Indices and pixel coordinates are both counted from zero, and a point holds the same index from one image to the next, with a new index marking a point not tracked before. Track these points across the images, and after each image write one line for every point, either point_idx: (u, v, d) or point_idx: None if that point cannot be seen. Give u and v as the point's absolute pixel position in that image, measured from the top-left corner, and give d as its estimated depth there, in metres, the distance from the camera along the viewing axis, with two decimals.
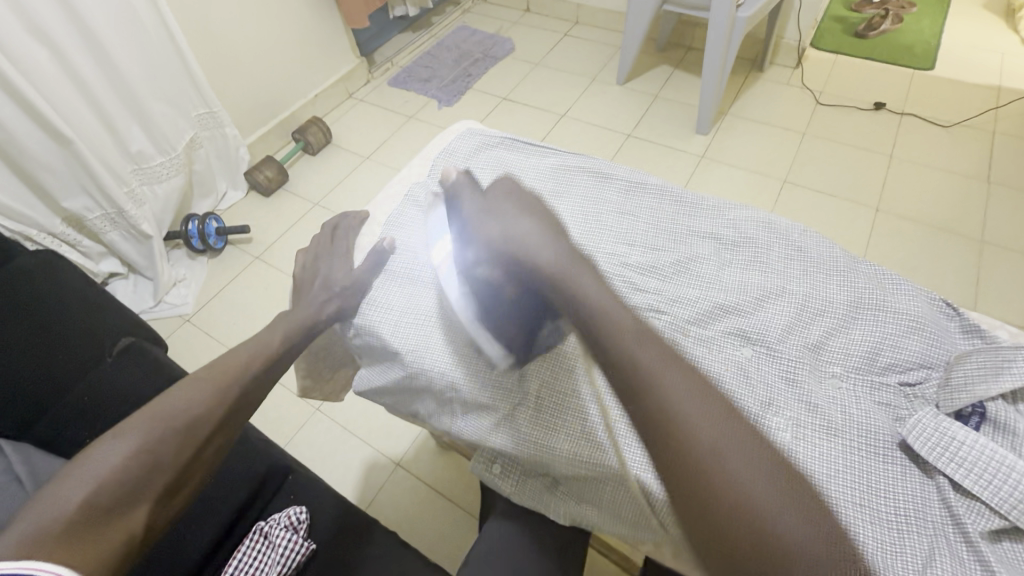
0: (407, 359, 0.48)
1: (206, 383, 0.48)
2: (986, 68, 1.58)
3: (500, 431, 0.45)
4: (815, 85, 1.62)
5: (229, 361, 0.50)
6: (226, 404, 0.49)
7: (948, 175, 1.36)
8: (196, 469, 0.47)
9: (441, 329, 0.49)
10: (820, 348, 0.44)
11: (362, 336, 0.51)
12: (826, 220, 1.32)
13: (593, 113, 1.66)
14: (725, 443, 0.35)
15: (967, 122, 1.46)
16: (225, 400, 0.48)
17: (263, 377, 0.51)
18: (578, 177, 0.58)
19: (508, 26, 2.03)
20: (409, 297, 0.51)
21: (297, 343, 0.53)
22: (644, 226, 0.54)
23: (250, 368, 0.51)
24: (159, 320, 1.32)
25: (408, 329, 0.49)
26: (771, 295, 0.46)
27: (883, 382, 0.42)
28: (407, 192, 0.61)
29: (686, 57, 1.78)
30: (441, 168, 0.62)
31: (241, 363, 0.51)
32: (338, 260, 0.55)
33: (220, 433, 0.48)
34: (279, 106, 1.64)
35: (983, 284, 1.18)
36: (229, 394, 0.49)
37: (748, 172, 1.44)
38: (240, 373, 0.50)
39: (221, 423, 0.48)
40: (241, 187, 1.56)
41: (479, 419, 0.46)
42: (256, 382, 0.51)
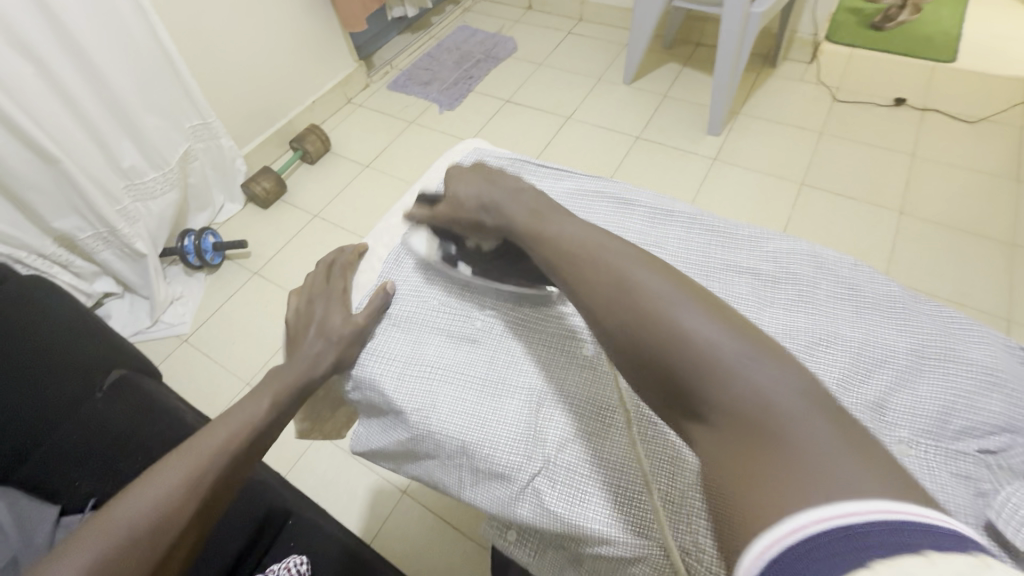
0: (411, 420, 0.42)
1: (173, 475, 0.41)
2: (1011, 59, 1.51)
3: (512, 505, 0.38)
4: (831, 80, 1.55)
5: (203, 439, 0.43)
6: (196, 497, 0.41)
7: (976, 175, 1.30)
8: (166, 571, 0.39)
9: (445, 380, 0.43)
10: (881, 410, 0.37)
11: (358, 388, 0.46)
12: (848, 225, 1.25)
13: (600, 114, 1.60)
14: (694, 313, 0.32)
15: (993, 117, 1.40)
16: (198, 488, 0.41)
17: (243, 458, 0.44)
18: (596, 202, 0.53)
19: (510, 25, 1.97)
20: (413, 342, 0.46)
21: (290, 407, 0.47)
22: (672, 257, 0.47)
23: (228, 446, 0.43)
24: (156, 340, 1.28)
25: (409, 378, 0.44)
26: (823, 341, 0.40)
27: (958, 451, 0.34)
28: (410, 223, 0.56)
29: (696, 54, 1.71)
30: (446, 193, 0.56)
31: (214, 445, 0.43)
32: (334, 303, 0.49)
33: (190, 532, 0.40)
34: (275, 114, 1.59)
35: (1018, 291, 1.12)
36: (201, 485, 0.41)
37: (764, 175, 1.38)
38: (218, 452, 0.42)
39: (191, 521, 0.40)
40: (238, 200, 1.51)
41: (488, 489, 0.40)
42: (233, 464, 0.43)
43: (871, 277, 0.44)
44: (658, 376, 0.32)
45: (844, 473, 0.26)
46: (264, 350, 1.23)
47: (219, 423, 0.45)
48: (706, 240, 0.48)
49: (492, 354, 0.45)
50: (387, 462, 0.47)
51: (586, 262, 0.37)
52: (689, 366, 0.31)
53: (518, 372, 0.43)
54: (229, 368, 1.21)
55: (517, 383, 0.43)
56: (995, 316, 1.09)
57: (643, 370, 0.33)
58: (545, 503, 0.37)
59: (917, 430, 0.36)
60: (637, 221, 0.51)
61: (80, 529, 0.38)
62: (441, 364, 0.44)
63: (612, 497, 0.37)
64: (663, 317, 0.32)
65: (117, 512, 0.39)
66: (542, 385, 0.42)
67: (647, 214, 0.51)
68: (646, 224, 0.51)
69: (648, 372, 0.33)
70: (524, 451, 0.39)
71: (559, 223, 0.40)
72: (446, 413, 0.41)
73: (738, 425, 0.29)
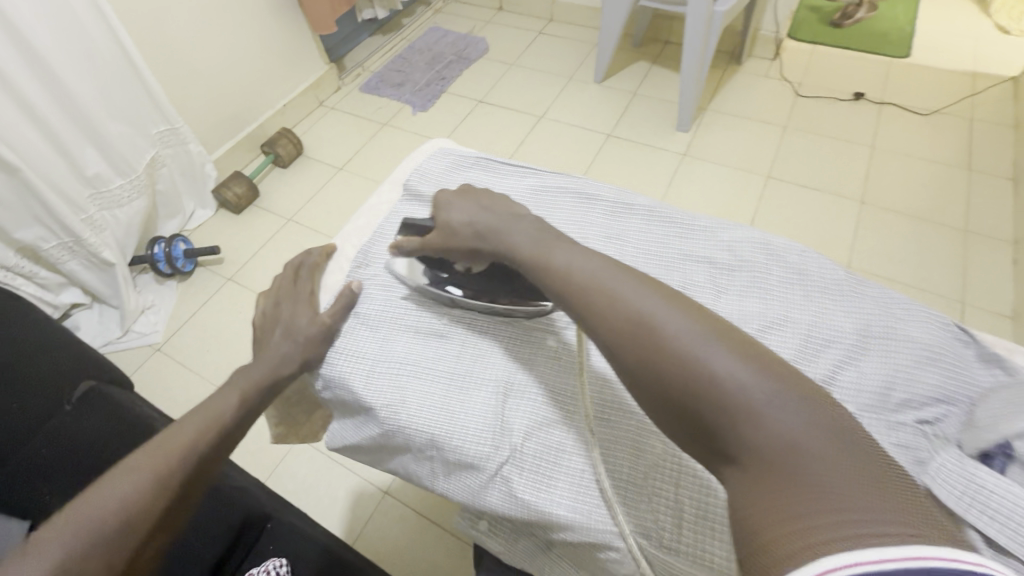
0: (382, 416, 0.43)
1: (147, 468, 0.41)
2: (960, 54, 1.58)
3: (482, 493, 0.40)
4: (794, 76, 1.60)
5: (166, 441, 0.43)
6: (171, 491, 0.41)
7: (930, 164, 1.35)
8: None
9: (413, 376, 0.44)
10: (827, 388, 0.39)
11: (329, 387, 0.47)
12: (813, 217, 1.29)
13: (572, 113, 1.63)
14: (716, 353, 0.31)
15: (946, 109, 1.46)
16: (172, 481, 0.41)
17: (217, 451, 0.44)
18: (559, 199, 0.54)
19: (481, 25, 1.98)
20: (383, 340, 0.47)
21: (260, 403, 0.48)
22: (632, 249, 0.49)
23: (195, 447, 0.43)
24: (128, 351, 1.25)
25: (380, 375, 0.45)
26: (773, 325, 0.42)
27: (898, 424, 0.37)
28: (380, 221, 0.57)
29: (664, 53, 1.75)
30: (413, 192, 0.57)
31: (187, 440, 0.43)
32: (301, 305, 0.50)
33: (165, 524, 0.41)
34: (245, 118, 1.57)
35: (971, 274, 1.17)
36: (175, 478, 0.41)
37: (731, 169, 1.42)
38: (186, 451, 0.43)
39: (166, 514, 0.40)
40: (209, 206, 1.49)
41: (460, 478, 0.41)
42: (205, 458, 0.43)
43: (820, 264, 0.46)
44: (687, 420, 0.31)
45: (848, 499, 0.25)
46: (240, 356, 1.22)
47: (191, 417, 0.45)
48: (665, 233, 0.50)
49: (459, 349, 0.45)
50: (364, 459, 0.48)
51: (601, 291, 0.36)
52: (718, 407, 0.30)
53: (485, 365, 0.44)
54: (204, 376, 1.20)
55: (483, 376, 0.43)
56: (950, 299, 1.14)
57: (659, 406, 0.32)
58: (513, 490, 0.39)
59: (861, 405, 0.38)
60: (598, 217, 0.52)
61: (46, 523, 0.37)
62: (410, 360, 0.45)
63: (577, 481, 0.39)
64: (685, 358, 0.31)
65: (87, 504, 0.38)
66: (509, 376, 0.43)
67: (610, 209, 0.53)
68: (608, 219, 0.52)
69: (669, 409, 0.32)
70: (491, 442, 0.40)
71: (564, 252, 0.40)
72: (415, 408, 0.42)
73: (760, 464, 0.28)
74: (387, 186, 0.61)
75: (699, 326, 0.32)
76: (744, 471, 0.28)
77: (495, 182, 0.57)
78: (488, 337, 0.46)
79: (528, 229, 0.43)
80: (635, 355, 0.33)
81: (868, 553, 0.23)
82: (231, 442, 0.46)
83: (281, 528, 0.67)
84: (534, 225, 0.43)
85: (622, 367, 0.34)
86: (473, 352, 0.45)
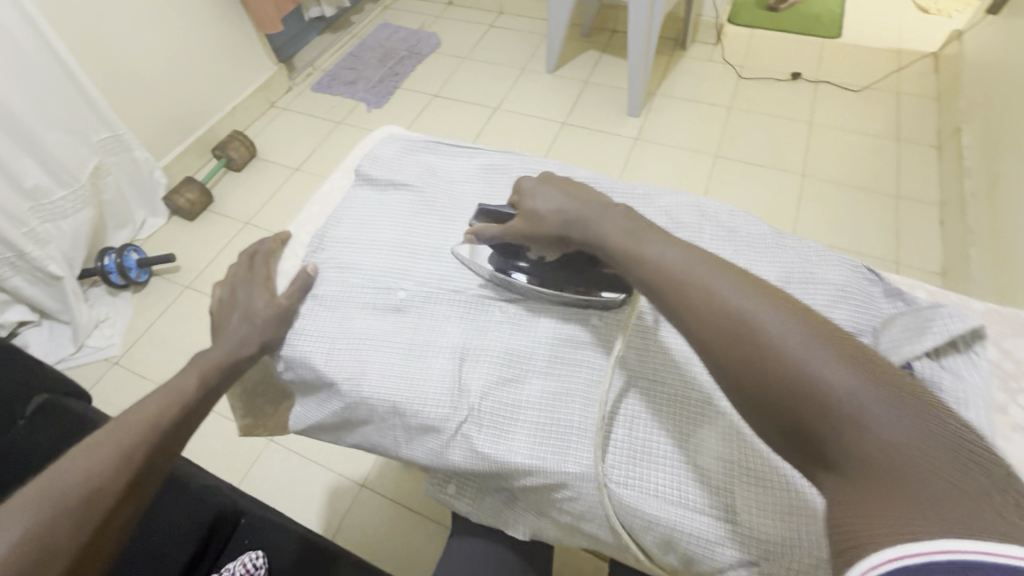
0: (344, 389, 0.46)
1: (108, 446, 0.43)
2: (886, 33, 1.68)
3: (443, 450, 0.43)
4: (735, 59, 1.66)
5: (128, 418, 0.45)
6: (132, 466, 0.43)
7: (863, 137, 1.44)
8: (102, 545, 0.41)
9: (372, 349, 0.47)
10: None
11: (291, 367, 0.49)
12: (759, 192, 1.36)
13: (527, 103, 1.65)
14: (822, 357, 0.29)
15: (875, 85, 1.55)
16: (133, 457, 0.43)
17: (176, 430, 0.47)
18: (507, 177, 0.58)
19: (431, 20, 1.98)
20: (341, 319, 0.49)
21: (218, 385, 0.50)
22: None
23: (157, 424, 0.46)
24: (83, 366, 1.21)
25: (341, 352, 0.47)
26: None
27: None
28: (336, 206, 0.59)
29: (612, 41, 1.79)
30: (367, 177, 0.59)
31: (147, 419, 0.46)
32: (258, 288, 0.52)
33: (130, 496, 0.43)
34: (193, 123, 1.53)
35: (903, 237, 1.26)
36: (136, 454, 0.44)
37: (681, 150, 1.47)
38: (146, 429, 0.45)
39: (129, 487, 0.43)
40: (161, 214, 1.45)
41: (422, 440, 0.44)
42: (166, 436, 0.46)
43: (745, 220, 0.50)
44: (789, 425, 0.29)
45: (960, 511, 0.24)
46: None
47: (150, 400, 0.48)
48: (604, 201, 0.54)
49: (415, 322, 0.49)
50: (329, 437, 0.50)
51: (691, 291, 0.35)
52: (815, 413, 0.28)
53: (441, 335, 0.48)
54: None
55: (440, 344, 0.47)
56: (885, 261, 1.22)
57: (756, 412, 0.31)
58: (471, 444, 0.42)
59: None
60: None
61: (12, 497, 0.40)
62: (369, 335, 0.48)
63: (530, 430, 0.42)
64: (785, 361, 0.30)
65: (50, 479, 0.41)
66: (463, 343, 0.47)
67: None
68: None
69: (764, 416, 0.31)
70: (449, 402, 0.43)
71: (658, 247, 0.39)
72: (376, 378, 0.45)
73: (871, 474, 0.26)
74: (340, 174, 0.63)
75: (808, 329, 0.30)
76: (846, 476, 0.27)
77: (447, 165, 0.59)
78: (443, 310, 0.49)
79: (618, 225, 0.42)
80: (729, 352, 0.32)
81: (947, 539, 0.22)
82: (194, 419, 0.49)
83: (256, 523, 0.67)
84: (618, 219, 0.42)
85: (717, 367, 0.33)
86: (429, 324, 0.48)
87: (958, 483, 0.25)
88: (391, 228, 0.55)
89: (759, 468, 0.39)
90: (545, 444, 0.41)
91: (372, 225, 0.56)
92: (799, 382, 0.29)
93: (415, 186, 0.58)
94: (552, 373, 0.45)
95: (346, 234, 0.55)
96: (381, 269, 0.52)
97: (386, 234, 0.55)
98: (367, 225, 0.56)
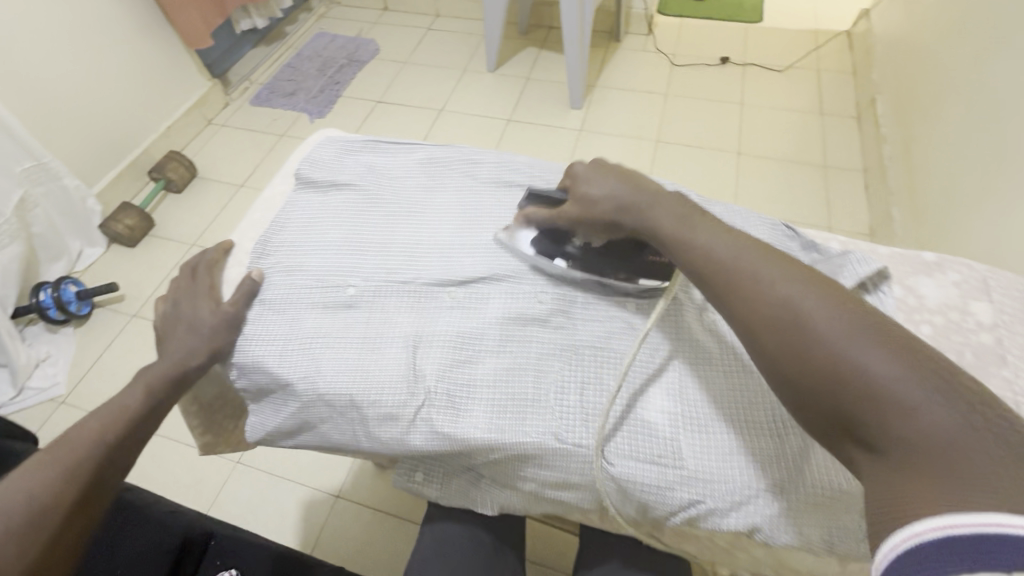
0: (302, 388, 0.47)
1: (51, 466, 0.43)
2: (802, 15, 1.78)
3: (407, 435, 0.45)
4: (668, 48, 1.73)
5: (71, 436, 0.46)
6: (78, 483, 0.44)
7: (790, 113, 1.53)
8: (53, 565, 0.41)
9: (328, 347, 0.48)
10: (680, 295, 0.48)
11: (244, 375, 0.49)
12: (700, 172, 1.42)
13: (471, 103, 1.67)
14: (864, 345, 0.33)
15: (797, 64, 1.64)
16: (79, 473, 0.44)
17: (122, 445, 0.47)
18: (449, 171, 0.60)
19: (368, 27, 1.97)
20: (292, 323, 0.50)
21: (165, 396, 0.50)
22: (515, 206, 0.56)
23: (101, 439, 0.46)
24: (26, 409, 1.14)
25: (295, 354, 0.48)
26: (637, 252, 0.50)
27: None
28: (280, 208, 0.59)
29: (550, 37, 1.83)
30: (309, 178, 0.60)
31: (91, 436, 0.46)
32: (201, 299, 0.52)
33: (78, 515, 0.43)
34: (125, 146, 1.47)
35: (833, 204, 1.34)
36: (80, 471, 0.44)
37: (624, 138, 1.52)
38: (90, 446, 0.46)
39: (76, 505, 0.43)
40: (99, 243, 1.39)
41: (385, 429, 0.45)
42: (112, 451, 0.46)
43: None
44: (824, 403, 0.34)
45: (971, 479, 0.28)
46: None
47: (92, 416, 0.48)
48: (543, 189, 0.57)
49: (368, 316, 0.50)
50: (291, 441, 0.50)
51: (749, 282, 0.39)
52: (850, 391, 0.33)
53: (394, 326, 0.49)
54: None
55: (394, 335, 0.48)
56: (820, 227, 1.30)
57: (803, 396, 0.35)
58: (434, 426, 0.44)
59: None
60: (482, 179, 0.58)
61: None
62: (324, 333, 0.49)
63: (488, 406, 0.44)
64: (830, 347, 0.34)
65: None
66: (418, 331, 0.48)
67: (495, 174, 0.59)
68: (494, 184, 0.58)
69: (808, 400, 0.35)
70: (408, 389, 0.45)
71: (703, 238, 0.43)
72: (334, 375, 0.46)
73: (903, 450, 0.30)
74: (279, 177, 0.63)
75: (845, 314, 0.35)
76: (881, 454, 0.31)
77: (388, 163, 0.61)
78: (395, 302, 0.51)
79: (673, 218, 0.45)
80: (777, 341, 0.36)
81: (954, 519, 0.26)
82: (140, 434, 0.49)
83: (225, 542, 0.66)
84: (672, 217, 0.45)
85: (763, 357, 0.37)
86: (382, 317, 0.50)
87: (982, 460, 0.28)
88: (339, 226, 0.56)
89: (698, 417, 0.44)
90: (502, 417, 0.44)
91: (318, 226, 0.56)
92: (839, 365, 0.33)
93: (358, 185, 0.59)
94: (504, 350, 0.47)
95: (292, 236, 0.55)
96: (331, 268, 0.53)
97: (326, 233, 0.55)
98: (313, 226, 0.56)
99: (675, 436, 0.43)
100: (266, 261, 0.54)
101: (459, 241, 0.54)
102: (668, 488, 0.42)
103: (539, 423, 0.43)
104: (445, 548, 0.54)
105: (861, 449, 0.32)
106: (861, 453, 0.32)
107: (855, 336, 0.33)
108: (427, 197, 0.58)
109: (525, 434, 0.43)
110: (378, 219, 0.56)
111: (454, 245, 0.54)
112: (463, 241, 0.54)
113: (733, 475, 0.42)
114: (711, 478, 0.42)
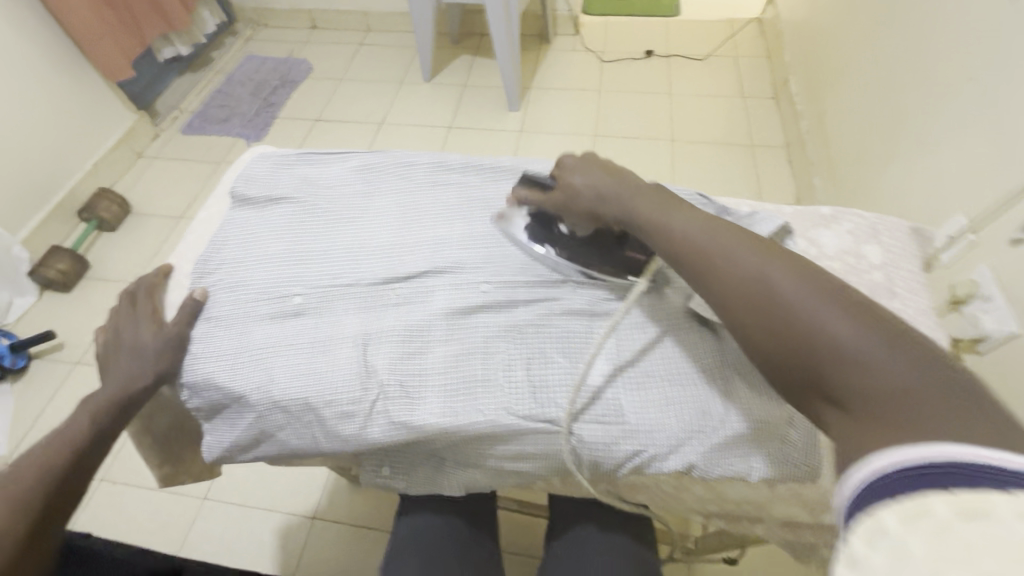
0: (252, 399, 0.58)
1: (29, 467, 0.54)
2: (716, 6, 1.90)
3: (355, 428, 0.56)
4: (596, 46, 1.80)
5: (44, 442, 0.57)
6: (46, 480, 0.54)
7: (715, 99, 1.63)
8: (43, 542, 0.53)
9: (270, 357, 0.60)
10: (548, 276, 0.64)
11: (197, 394, 0.60)
12: (639, 161, 1.49)
13: (410, 114, 1.68)
14: (830, 311, 0.42)
15: (716, 52, 1.75)
16: (47, 471, 0.55)
17: (88, 448, 0.58)
18: (382, 168, 0.75)
19: (299, 47, 1.95)
20: (289, 338, 0.61)
21: (114, 410, 0.60)
22: (421, 202, 0.72)
23: (74, 441, 0.58)
24: None
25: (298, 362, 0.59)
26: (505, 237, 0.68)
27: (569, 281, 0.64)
28: (224, 220, 0.73)
29: (481, 43, 1.87)
30: (246, 191, 0.75)
31: (59, 443, 0.57)
32: (143, 323, 0.63)
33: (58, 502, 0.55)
34: (50, 187, 1.41)
35: (762, 179, 1.44)
36: (51, 469, 0.55)
37: (563, 135, 1.57)
38: (63, 445, 0.57)
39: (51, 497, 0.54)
40: (30, 292, 1.32)
41: (334, 421, 0.57)
42: (80, 452, 0.58)
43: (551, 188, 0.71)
44: (793, 366, 0.43)
45: (927, 424, 0.35)
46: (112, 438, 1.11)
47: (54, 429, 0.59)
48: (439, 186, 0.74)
49: (307, 332, 0.61)
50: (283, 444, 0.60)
51: (723, 265, 0.49)
52: (823, 350, 0.41)
53: (331, 340, 0.61)
54: None
55: (327, 346, 0.60)
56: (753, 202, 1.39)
57: (771, 360, 0.44)
58: (376, 412, 0.56)
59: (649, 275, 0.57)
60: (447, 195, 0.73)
61: None
62: (268, 351, 0.60)
63: (410, 393, 0.57)
64: (802, 316, 0.43)
65: None
66: (342, 340, 0.61)
67: (399, 171, 0.75)
68: (401, 177, 0.75)
69: (777, 362, 0.44)
70: (348, 387, 0.57)
71: (677, 223, 0.54)
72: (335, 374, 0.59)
73: (863, 404, 0.39)
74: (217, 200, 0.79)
75: (816, 290, 0.44)
76: (851, 413, 0.39)
77: (316, 172, 0.76)
78: (326, 320, 0.63)
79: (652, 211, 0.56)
80: (755, 317, 0.45)
81: (927, 449, 0.33)
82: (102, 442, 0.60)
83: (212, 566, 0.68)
84: (654, 205, 0.57)
85: (742, 329, 0.46)
86: (316, 334, 0.61)
87: (932, 408, 0.36)
88: (272, 241, 0.69)
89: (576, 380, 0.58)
90: (420, 395, 0.57)
91: (252, 249, 0.69)
92: (812, 330, 0.42)
93: (293, 200, 0.73)
94: (415, 342, 0.60)
95: (230, 249, 0.69)
96: (269, 287, 0.65)
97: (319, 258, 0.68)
98: (247, 248, 0.69)
99: (554, 397, 0.57)
100: (203, 282, 0.66)
101: (371, 253, 0.68)
102: (609, 445, 0.56)
103: (447, 405, 0.56)
104: (418, 525, 0.74)
105: (831, 406, 0.41)
106: (832, 410, 0.41)
107: (821, 305, 0.42)
108: (359, 199, 0.73)
109: (435, 415, 0.56)
110: (314, 225, 0.71)
111: (364, 259, 0.67)
112: (371, 251, 0.68)
113: (659, 429, 0.56)
114: (640, 432, 0.56)
